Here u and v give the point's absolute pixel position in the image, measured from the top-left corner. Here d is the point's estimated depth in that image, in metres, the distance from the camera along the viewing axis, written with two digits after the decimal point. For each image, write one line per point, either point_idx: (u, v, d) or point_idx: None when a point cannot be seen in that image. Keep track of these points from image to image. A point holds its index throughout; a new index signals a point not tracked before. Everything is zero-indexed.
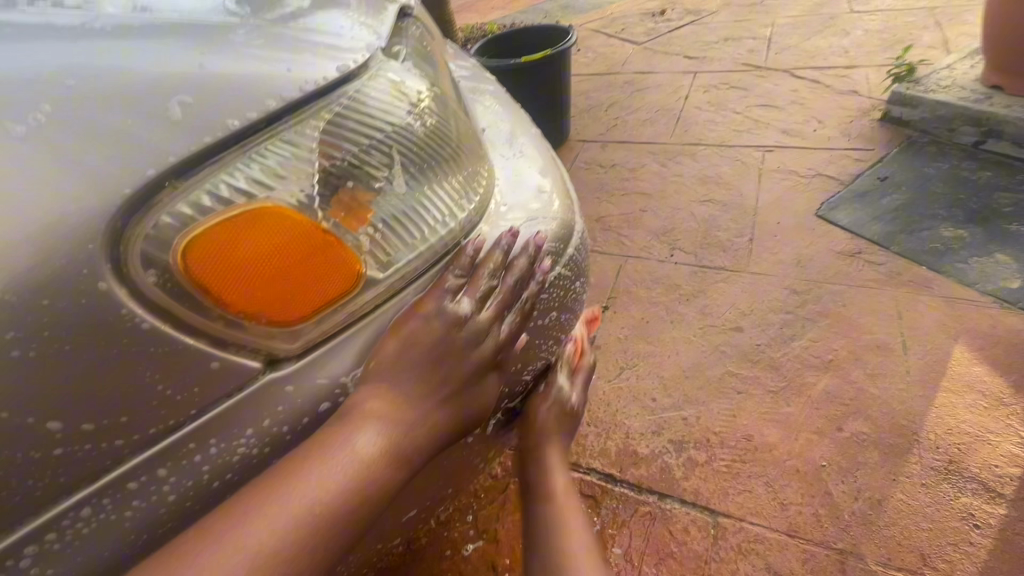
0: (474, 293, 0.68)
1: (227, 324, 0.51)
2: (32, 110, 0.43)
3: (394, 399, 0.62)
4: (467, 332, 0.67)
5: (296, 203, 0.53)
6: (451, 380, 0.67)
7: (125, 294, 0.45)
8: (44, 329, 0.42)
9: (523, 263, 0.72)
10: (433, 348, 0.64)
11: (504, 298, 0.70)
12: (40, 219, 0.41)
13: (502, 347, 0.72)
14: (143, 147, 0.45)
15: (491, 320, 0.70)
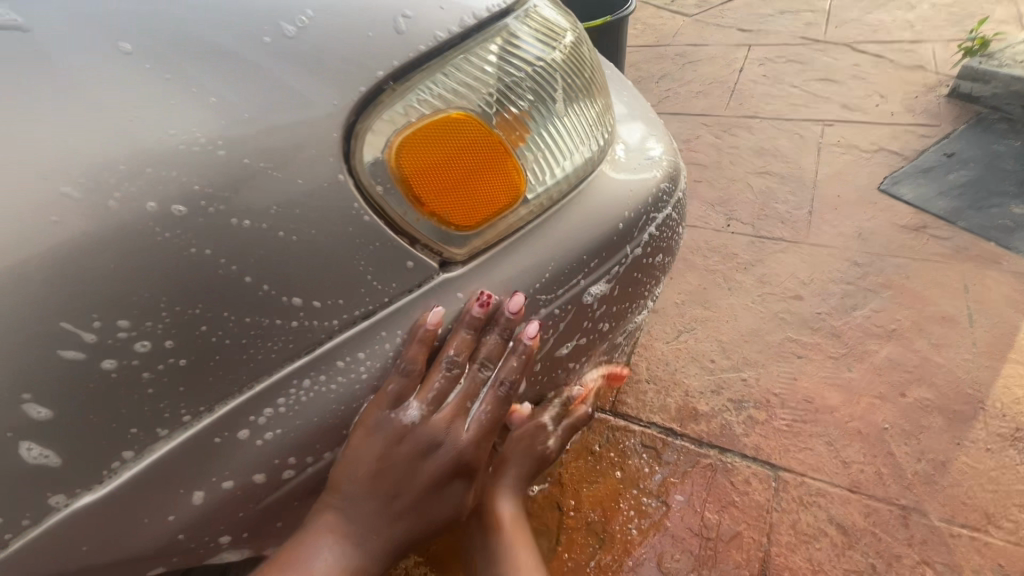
0: (425, 398, 0.62)
1: (418, 223, 0.56)
2: (296, 13, 0.48)
3: (352, 517, 0.62)
4: (417, 436, 0.62)
5: (474, 118, 0.57)
6: (411, 494, 0.64)
7: (352, 183, 0.50)
8: (299, 207, 0.47)
9: (495, 342, 0.65)
10: (378, 470, 0.61)
11: (466, 389, 0.65)
12: (307, 110, 0.47)
13: (471, 450, 0.66)
14: (378, 56, 0.51)
15: (451, 421, 0.64)
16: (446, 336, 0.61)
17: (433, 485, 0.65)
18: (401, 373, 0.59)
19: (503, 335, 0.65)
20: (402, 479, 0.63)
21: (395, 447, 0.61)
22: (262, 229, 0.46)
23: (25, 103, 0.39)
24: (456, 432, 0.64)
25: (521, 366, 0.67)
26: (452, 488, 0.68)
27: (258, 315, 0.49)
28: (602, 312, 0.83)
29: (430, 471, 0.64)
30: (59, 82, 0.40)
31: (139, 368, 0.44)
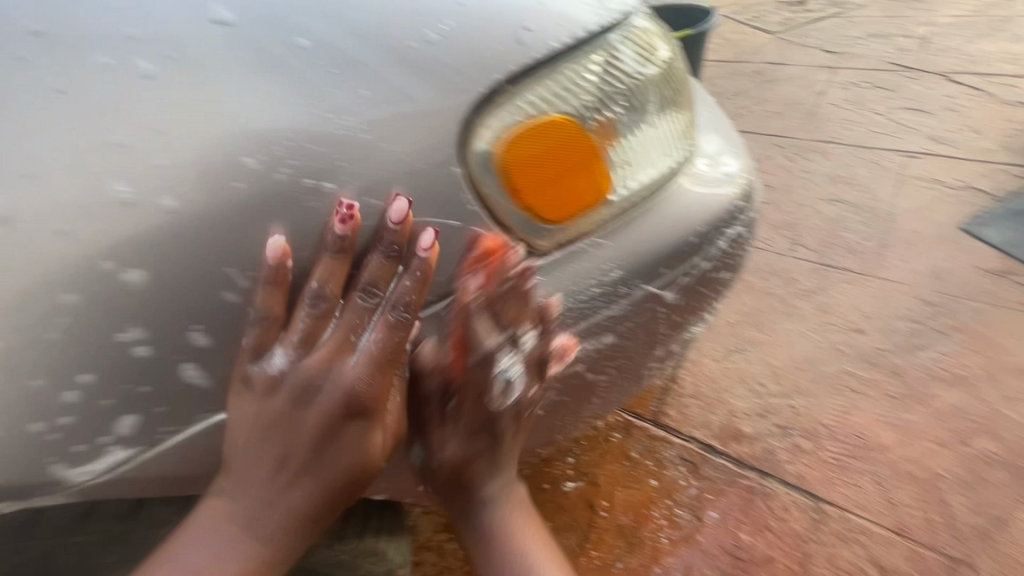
0: (291, 340, 0.55)
1: (510, 210, 0.62)
2: (437, 23, 0.55)
3: (239, 486, 0.56)
4: (291, 386, 0.55)
5: (570, 119, 0.63)
6: (300, 451, 0.57)
7: (460, 168, 0.57)
8: (416, 188, 0.54)
9: (380, 263, 0.54)
10: (258, 429, 0.55)
11: (352, 322, 0.56)
12: (437, 110, 0.54)
13: (360, 390, 0.57)
14: (500, 65, 0.57)
15: (331, 361, 0.56)
16: (304, 264, 0.52)
17: (318, 438, 0.57)
18: (257, 322, 0.52)
19: (390, 257, 0.54)
20: (283, 438, 0.56)
21: (267, 399, 0.55)
22: (382, 206, 0.53)
23: (219, 87, 0.47)
24: (338, 373, 0.56)
25: (419, 287, 0.56)
26: (347, 443, 0.58)
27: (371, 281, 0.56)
28: (664, 316, 0.86)
29: (307, 424, 0.57)
30: (245, 70, 0.48)
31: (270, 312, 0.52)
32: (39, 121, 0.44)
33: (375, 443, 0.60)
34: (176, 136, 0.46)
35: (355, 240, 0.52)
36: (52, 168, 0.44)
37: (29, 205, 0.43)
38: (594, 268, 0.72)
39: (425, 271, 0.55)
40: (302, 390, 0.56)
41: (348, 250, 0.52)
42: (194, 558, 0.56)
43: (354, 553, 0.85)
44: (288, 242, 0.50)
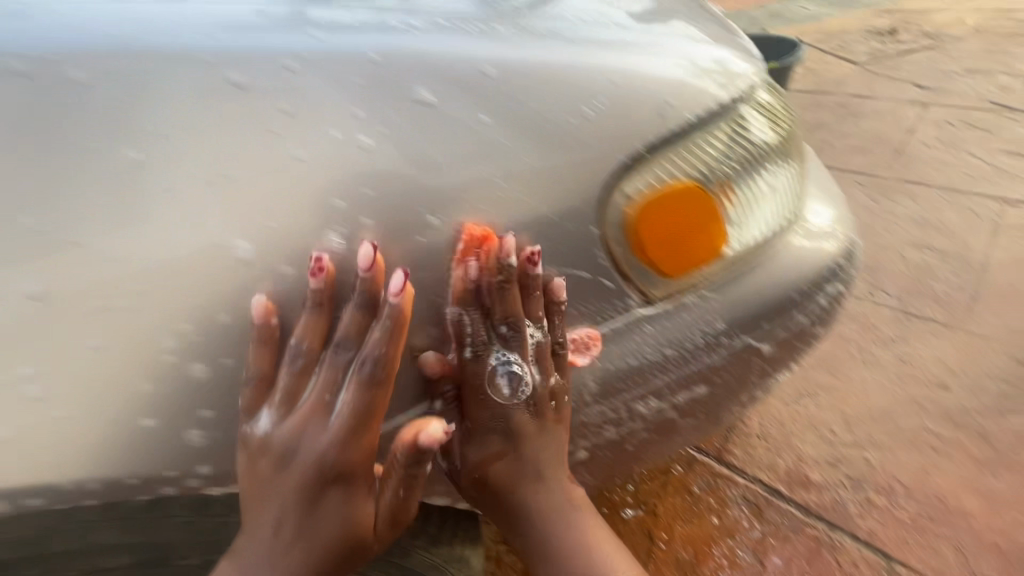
0: (274, 401, 0.61)
1: (632, 263, 0.68)
2: (592, 99, 0.61)
3: (249, 545, 0.64)
4: (277, 450, 0.61)
5: (697, 183, 0.67)
6: (289, 516, 0.64)
7: (596, 226, 0.63)
8: (556, 240, 0.63)
9: (352, 317, 0.60)
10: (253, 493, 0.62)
11: (331, 375, 0.63)
12: (584, 176, 0.61)
13: (338, 451, 0.63)
14: (643, 137, 0.63)
15: (308, 422, 0.63)
16: (285, 324, 0.57)
17: (305, 503, 0.64)
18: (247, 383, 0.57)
19: (359, 308, 0.60)
20: (277, 501, 0.63)
21: (259, 465, 0.61)
22: (521, 254, 0.62)
23: (414, 146, 0.54)
24: (319, 434, 0.63)
25: (390, 338, 0.59)
26: (334, 505, 0.65)
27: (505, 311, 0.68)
28: (758, 367, 0.89)
29: (292, 491, 0.63)
30: (438, 138, 0.55)
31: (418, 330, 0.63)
32: (221, 152, 0.50)
33: (363, 505, 0.67)
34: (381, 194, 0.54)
35: (329, 290, 0.56)
36: (268, 201, 0.51)
37: (218, 224, 0.51)
38: (700, 317, 0.77)
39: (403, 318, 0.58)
40: (286, 455, 0.62)
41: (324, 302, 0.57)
42: None
43: (447, 558, 0.90)
44: (271, 301, 0.54)
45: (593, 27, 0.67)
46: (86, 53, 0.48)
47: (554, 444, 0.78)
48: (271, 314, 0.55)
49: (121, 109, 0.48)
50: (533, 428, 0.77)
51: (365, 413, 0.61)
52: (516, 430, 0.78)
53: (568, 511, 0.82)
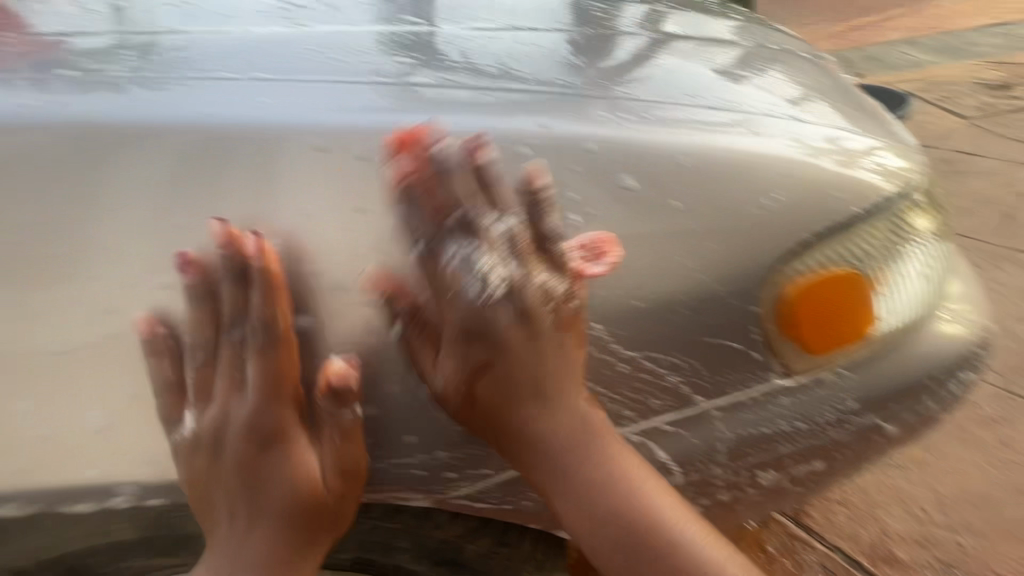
0: (189, 397, 0.72)
1: (780, 339, 0.71)
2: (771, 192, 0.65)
3: (227, 530, 0.75)
4: (205, 431, 0.73)
5: (853, 271, 0.71)
6: (247, 491, 0.76)
7: (757, 304, 0.68)
8: (721, 317, 0.67)
9: (229, 289, 0.66)
10: (210, 483, 0.73)
11: (235, 346, 0.72)
12: (754, 261, 0.66)
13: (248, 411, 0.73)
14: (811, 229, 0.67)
15: (221, 395, 0.74)
16: (172, 326, 0.66)
17: (247, 473, 0.75)
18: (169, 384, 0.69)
19: (234, 278, 0.65)
20: (230, 481, 0.75)
21: (201, 452, 0.73)
22: (686, 325, 0.66)
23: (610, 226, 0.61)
24: (238, 405, 0.74)
25: (268, 292, 0.65)
26: (271, 467, 0.75)
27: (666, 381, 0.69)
28: (883, 446, 0.89)
29: (230, 466, 0.75)
30: (638, 224, 0.62)
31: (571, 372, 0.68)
32: (301, 187, 0.60)
33: (298, 459, 0.75)
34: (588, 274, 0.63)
35: (203, 282, 0.65)
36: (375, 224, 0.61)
37: (170, 249, 0.62)
38: (834, 395, 0.79)
39: (302, 255, 0.62)
40: (218, 438, 0.74)
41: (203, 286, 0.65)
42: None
43: None
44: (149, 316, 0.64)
45: (764, 118, 0.72)
46: (175, 130, 0.60)
47: (553, 354, 0.69)
48: (156, 329, 0.65)
49: (182, 169, 0.60)
50: (518, 330, 0.70)
51: (252, 372, 0.70)
52: (500, 338, 0.70)
53: (590, 440, 0.71)
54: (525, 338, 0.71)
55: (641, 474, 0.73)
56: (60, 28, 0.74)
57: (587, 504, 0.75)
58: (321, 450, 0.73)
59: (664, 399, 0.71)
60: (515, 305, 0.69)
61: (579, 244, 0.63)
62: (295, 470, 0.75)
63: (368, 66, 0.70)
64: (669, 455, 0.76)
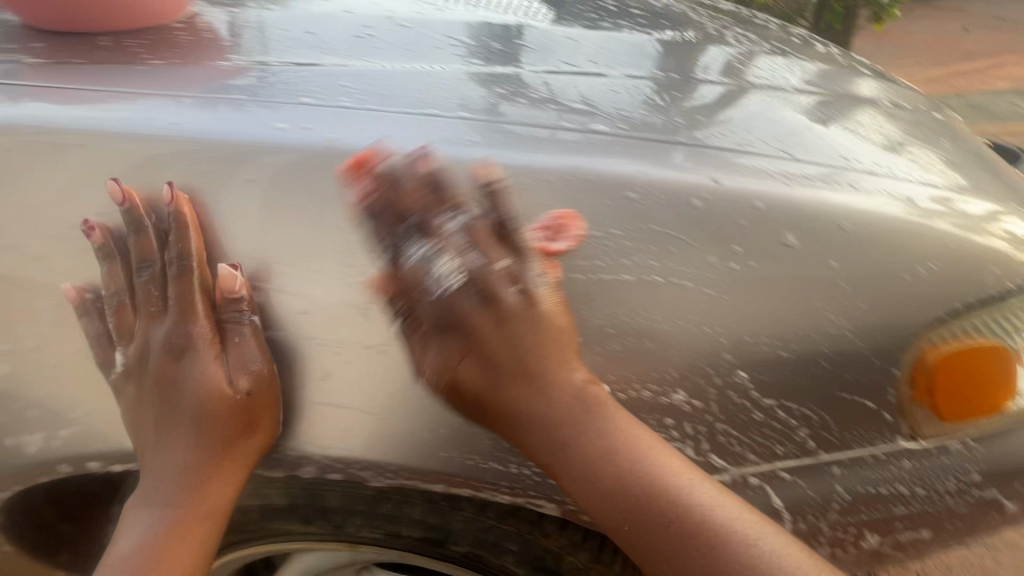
0: (121, 338, 0.72)
1: (912, 402, 0.72)
2: (923, 261, 0.67)
3: (150, 471, 0.71)
4: (129, 361, 0.72)
5: (999, 345, 0.71)
6: (163, 415, 0.72)
7: (896, 366, 0.70)
8: (859, 374, 0.69)
9: (137, 241, 0.69)
10: (138, 412, 0.72)
11: (148, 288, 0.71)
12: (900, 324, 0.68)
13: (170, 338, 0.72)
14: (960, 299, 0.69)
15: (143, 328, 0.73)
16: (98, 286, 0.70)
17: (163, 397, 0.72)
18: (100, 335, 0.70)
19: (145, 230, 0.68)
20: (157, 412, 0.72)
21: (137, 378, 0.72)
22: (825, 378, 0.68)
23: (767, 279, 0.63)
24: (153, 326, 0.72)
25: (178, 231, 0.67)
26: (189, 388, 0.72)
27: (794, 429, 0.71)
28: (1002, 524, 0.86)
29: (150, 391, 0.72)
30: (797, 278, 0.64)
31: (707, 415, 0.68)
32: (246, 165, 0.65)
33: (209, 368, 0.72)
34: (739, 321, 0.64)
35: (115, 241, 0.68)
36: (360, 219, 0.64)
37: (76, 218, 0.66)
38: (958, 464, 0.79)
39: (214, 217, 0.66)
40: (141, 361, 0.72)
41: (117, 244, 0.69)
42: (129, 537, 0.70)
43: None
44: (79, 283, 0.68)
45: (915, 185, 0.74)
46: (271, 150, 0.64)
47: (531, 322, 0.63)
48: (86, 295, 0.69)
49: (274, 194, 0.64)
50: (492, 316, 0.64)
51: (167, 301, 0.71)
52: (466, 324, 0.64)
53: (583, 408, 0.62)
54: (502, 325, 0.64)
55: (632, 433, 0.63)
56: (269, 51, 0.86)
57: (594, 476, 0.62)
58: (227, 360, 0.71)
59: (788, 446, 0.73)
60: (478, 291, 0.64)
61: (540, 225, 0.63)
62: (205, 379, 0.72)
63: (537, 101, 0.76)
64: (783, 502, 0.75)
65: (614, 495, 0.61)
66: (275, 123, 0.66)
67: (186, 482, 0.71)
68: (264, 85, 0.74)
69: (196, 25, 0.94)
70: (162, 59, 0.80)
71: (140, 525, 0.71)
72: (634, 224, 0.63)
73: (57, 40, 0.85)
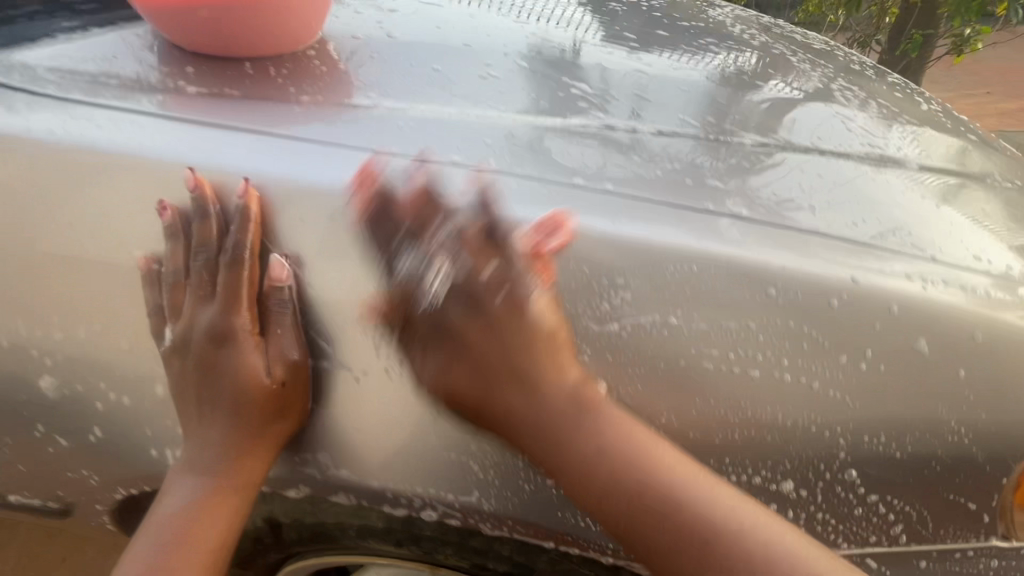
0: (167, 313, 0.74)
1: (1012, 507, 0.73)
2: None
3: (192, 440, 0.76)
4: (174, 337, 0.74)
5: None
6: (203, 394, 0.75)
7: (1004, 473, 0.70)
8: (964, 478, 0.70)
9: (200, 226, 0.72)
10: (180, 385, 0.75)
11: (202, 271, 0.73)
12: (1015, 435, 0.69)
13: (214, 322, 0.74)
14: None
15: (185, 308, 0.73)
16: (160, 260, 0.73)
17: (201, 379, 0.75)
18: (156, 308, 0.73)
19: (209, 217, 0.71)
20: (198, 386, 0.75)
21: (178, 354, 0.74)
22: (932, 479, 0.70)
23: (893, 384, 0.65)
24: (200, 310, 0.74)
25: (242, 222, 0.70)
26: (228, 374, 0.75)
27: (890, 522, 0.72)
28: None
29: (190, 371, 0.74)
30: (923, 383, 0.65)
31: (811, 504, 0.70)
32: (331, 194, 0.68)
33: (249, 355, 0.75)
34: (861, 421, 0.66)
35: (182, 222, 0.72)
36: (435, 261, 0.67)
37: (154, 197, 0.71)
38: None
39: (276, 218, 0.70)
40: (184, 342, 0.74)
41: (180, 225, 0.72)
42: (171, 502, 0.76)
43: None
44: (146, 254, 0.72)
45: None
46: (359, 192, 0.68)
47: (520, 327, 0.65)
48: (152, 266, 0.73)
49: (354, 229, 0.68)
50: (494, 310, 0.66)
51: (218, 285, 0.73)
52: (461, 320, 0.67)
53: (575, 411, 0.65)
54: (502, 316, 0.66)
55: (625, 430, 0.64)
56: (403, 89, 0.89)
57: (583, 467, 0.64)
58: (267, 349, 0.74)
59: (880, 536, 0.73)
60: (470, 296, 0.66)
61: (534, 226, 0.66)
62: (244, 365, 0.75)
63: (661, 165, 0.78)
64: None
65: (600, 479, 0.64)
66: (434, 188, 0.69)
67: (218, 460, 0.75)
68: (408, 135, 0.76)
69: (328, 54, 0.98)
70: (309, 94, 0.84)
71: (181, 490, 0.76)
72: (770, 318, 0.64)
73: (208, 66, 0.90)
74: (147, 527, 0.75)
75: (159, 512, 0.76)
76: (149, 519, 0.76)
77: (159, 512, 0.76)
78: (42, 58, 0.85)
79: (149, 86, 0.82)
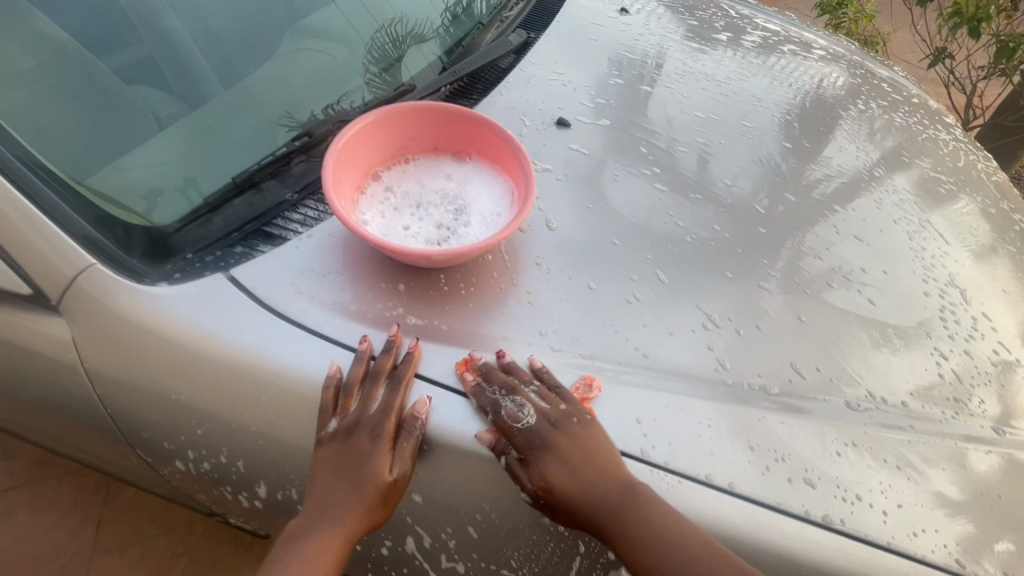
0: (336, 410, 1.00)
1: None
2: None
3: (322, 503, 0.98)
4: (335, 425, 0.99)
5: None
6: (342, 473, 0.98)
7: None
8: None
9: (382, 356, 1.01)
10: (329, 461, 0.99)
11: (368, 388, 1.00)
12: None
13: (364, 423, 0.99)
14: None
15: (349, 409, 1.00)
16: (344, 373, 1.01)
17: (346, 459, 0.98)
18: (330, 406, 1.00)
19: (390, 352, 1.02)
20: (339, 466, 0.98)
21: (334, 439, 0.99)
22: None
23: None
24: (358, 417, 0.99)
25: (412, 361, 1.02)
26: (361, 465, 0.97)
27: None
28: None
29: (336, 451, 0.99)
30: None
31: None
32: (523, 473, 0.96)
33: (380, 457, 0.97)
34: None
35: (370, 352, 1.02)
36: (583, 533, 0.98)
37: (360, 333, 1.04)
38: None
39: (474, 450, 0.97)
40: (343, 432, 0.99)
41: (366, 353, 1.01)
42: (302, 539, 0.98)
43: None
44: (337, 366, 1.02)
45: None
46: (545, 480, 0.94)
47: (596, 440, 0.96)
48: (338, 372, 1.01)
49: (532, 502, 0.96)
50: (562, 435, 0.96)
51: (377, 399, 1.00)
52: (562, 420, 0.97)
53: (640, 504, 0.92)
54: (567, 441, 0.96)
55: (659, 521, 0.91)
56: (566, 319, 1.11)
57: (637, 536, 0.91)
58: (398, 453, 0.97)
59: None
60: (552, 419, 0.98)
61: (577, 383, 1.02)
62: (373, 467, 0.97)
63: (767, 444, 1.00)
64: None
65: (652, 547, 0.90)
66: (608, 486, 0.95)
67: (341, 516, 0.97)
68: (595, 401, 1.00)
69: (502, 258, 1.18)
70: (495, 327, 1.08)
71: (309, 534, 0.97)
72: None
73: (414, 277, 1.12)
74: (283, 552, 0.98)
75: (291, 546, 0.98)
76: (284, 545, 0.99)
77: (291, 541, 0.99)
78: (300, 277, 1.09)
79: (380, 315, 1.06)
